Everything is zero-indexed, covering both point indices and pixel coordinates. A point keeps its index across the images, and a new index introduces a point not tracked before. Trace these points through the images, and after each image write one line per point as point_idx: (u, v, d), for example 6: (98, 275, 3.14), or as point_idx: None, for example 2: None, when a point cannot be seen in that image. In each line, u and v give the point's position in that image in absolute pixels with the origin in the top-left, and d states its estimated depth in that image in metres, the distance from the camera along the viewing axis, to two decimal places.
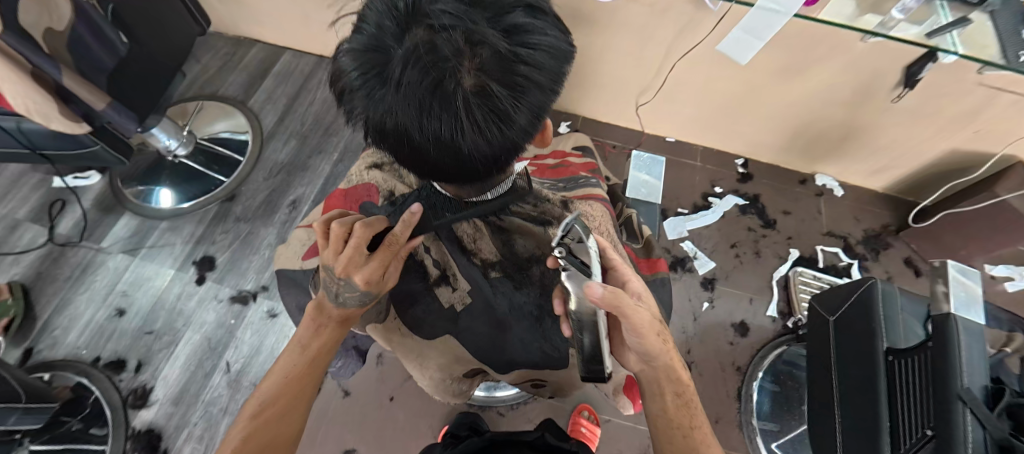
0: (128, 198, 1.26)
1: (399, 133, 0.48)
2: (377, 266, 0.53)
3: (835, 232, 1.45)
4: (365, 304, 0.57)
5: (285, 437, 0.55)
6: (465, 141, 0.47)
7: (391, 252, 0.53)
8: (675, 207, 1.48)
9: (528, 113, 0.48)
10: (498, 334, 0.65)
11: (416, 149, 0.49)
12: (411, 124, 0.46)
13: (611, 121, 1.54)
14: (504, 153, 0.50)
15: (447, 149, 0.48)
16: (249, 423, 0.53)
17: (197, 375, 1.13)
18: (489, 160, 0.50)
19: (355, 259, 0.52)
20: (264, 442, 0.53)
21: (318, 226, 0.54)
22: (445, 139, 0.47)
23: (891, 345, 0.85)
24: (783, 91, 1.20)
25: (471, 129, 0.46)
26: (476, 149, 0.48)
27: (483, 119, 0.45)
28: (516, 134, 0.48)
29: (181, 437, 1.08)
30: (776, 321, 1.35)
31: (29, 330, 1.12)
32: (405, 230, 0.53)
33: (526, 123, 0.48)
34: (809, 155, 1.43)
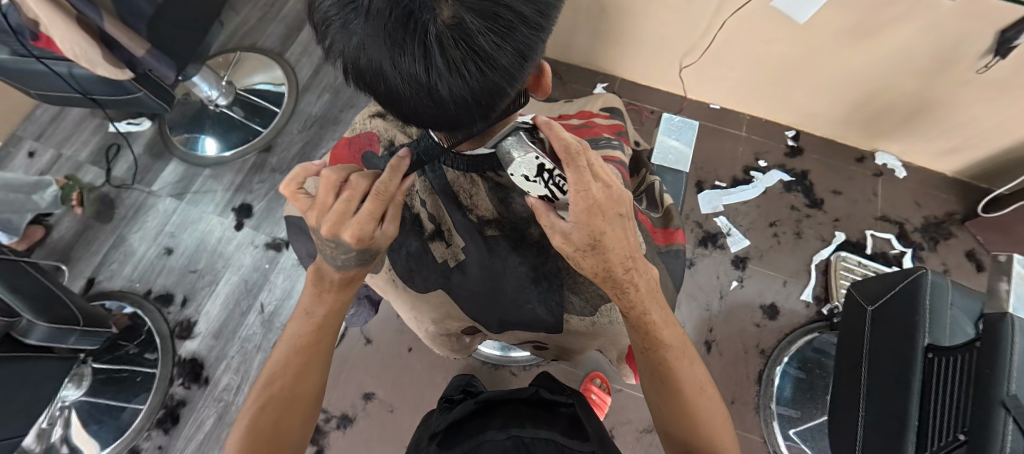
0: (175, 145, 1.34)
1: (372, 72, 0.44)
2: (365, 218, 0.49)
3: (889, 216, 1.33)
4: (365, 264, 0.55)
5: (303, 399, 0.58)
6: (441, 83, 0.42)
7: (382, 201, 0.49)
8: (712, 179, 1.40)
9: (512, 54, 0.43)
10: (493, 299, 0.65)
11: (390, 90, 0.45)
12: (383, 61, 0.42)
13: (651, 84, 1.46)
14: (487, 100, 0.45)
15: (422, 92, 0.43)
16: (262, 392, 0.56)
17: (235, 313, 1.22)
18: (471, 108, 0.46)
19: (342, 215, 0.49)
20: (281, 407, 0.56)
21: (284, 192, 0.53)
22: (418, 81, 0.42)
23: (935, 342, 0.81)
24: (849, 54, 1.07)
25: (445, 70, 0.41)
26: (454, 92, 0.43)
27: (459, 59, 0.41)
28: (499, 77, 0.43)
29: (221, 368, 1.18)
30: (810, 306, 1.27)
31: (91, 262, 1.24)
32: (393, 177, 0.49)
33: (510, 65, 0.43)
34: (871, 130, 1.30)
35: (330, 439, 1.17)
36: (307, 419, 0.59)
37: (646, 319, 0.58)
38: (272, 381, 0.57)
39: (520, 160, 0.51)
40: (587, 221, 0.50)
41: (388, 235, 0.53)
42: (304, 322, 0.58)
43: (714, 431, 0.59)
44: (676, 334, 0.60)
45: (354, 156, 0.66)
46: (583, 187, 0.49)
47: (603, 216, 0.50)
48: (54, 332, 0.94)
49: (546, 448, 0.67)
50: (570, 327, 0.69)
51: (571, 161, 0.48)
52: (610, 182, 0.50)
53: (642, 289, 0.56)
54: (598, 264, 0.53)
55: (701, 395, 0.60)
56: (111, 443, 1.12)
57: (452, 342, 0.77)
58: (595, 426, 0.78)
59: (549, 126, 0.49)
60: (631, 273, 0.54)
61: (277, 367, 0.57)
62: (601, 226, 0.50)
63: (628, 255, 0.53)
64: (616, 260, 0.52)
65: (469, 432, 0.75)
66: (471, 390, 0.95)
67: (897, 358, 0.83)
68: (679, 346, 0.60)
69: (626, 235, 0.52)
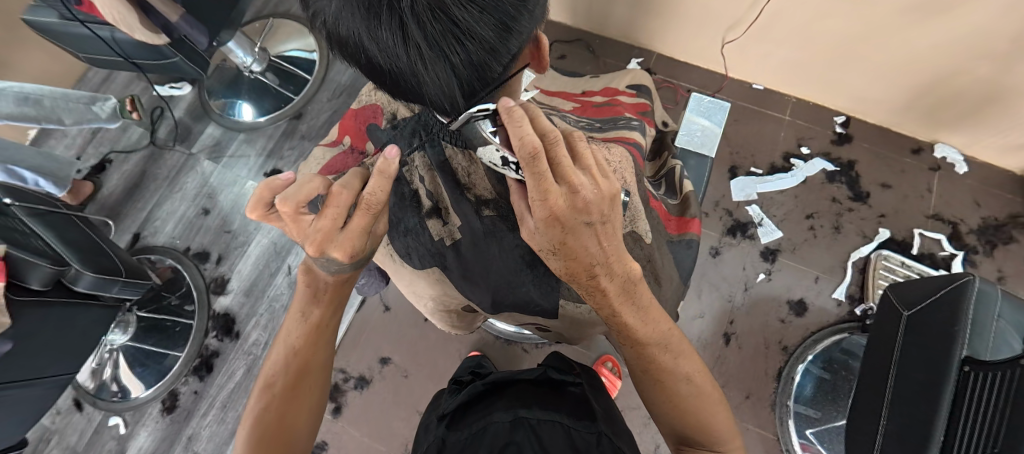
0: (213, 110, 1.39)
1: (355, 44, 0.44)
2: (354, 236, 0.49)
3: (942, 215, 1.23)
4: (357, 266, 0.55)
5: (307, 400, 0.59)
6: (421, 56, 0.42)
7: (372, 215, 0.49)
8: (748, 165, 1.33)
9: (493, 25, 0.42)
10: (493, 280, 0.65)
11: (374, 64, 0.45)
12: (363, 33, 0.42)
13: (690, 61, 1.38)
14: (469, 77, 0.44)
15: (401, 67, 0.43)
16: (265, 393, 0.58)
17: (265, 273, 1.29)
18: (453, 86, 0.45)
19: (329, 235, 0.49)
20: (284, 409, 0.57)
21: (253, 218, 0.51)
22: (396, 55, 0.42)
23: (973, 355, 0.74)
24: (917, 31, 0.96)
25: (421, 42, 0.41)
26: (436, 67, 0.43)
27: (434, 30, 0.40)
28: (479, 51, 0.42)
29: (251, 324, 1.25)
30: (842, 305, 1.21)
31: (137, 218, 1.33)
32: (381, 184, 0.48)
33: (490, 38, 0.42)
34: (931, 120, 1.18)
35: (347, 398, 1.23)
36: (314, 412, 0.60)
37: (615, 321, 0.56)
38: (269, 384, 0.58)
39: (484, 150, 0.49)
40: (546, 230, 0.48)
41: (378, 234, 0.55)
42: (303, 323, 0.58)
43: (707, 416, 0.59)
44: (656, 333, 0.57)
45: (360, 128, 0.67)
46: (538, 197, 0.46)
47: (563, 226, 0.48)
48: (99, 281, 0.99)
49: (553, 432, 0.65)
50: (566, 313, 0.69)
51: (529, 168, 0.44)
52: (575, 188, 0.46)
53: (613, 293, 0.53)
54: (563, 268, 0.51)
55: (683, 384, 0.59)
56: (154, 385, 1.22)
57: (453, 317, 0.78)
58: (603, 406, 0.74)
59: (511, 117, 0.44)
60: (596, 280, 0.52)
61: (274, 371, 0.58)
62: (561, 236, 0.48)
63: (591, 264, 0.50)
64: (582, 264, 0.50)
65: (476, 413, 0.74)
66: (478, 372, 0.93)
67: (929, 371, 0.76)
68: (658, 342, 0.58)
69: (594, 241, 0.49)
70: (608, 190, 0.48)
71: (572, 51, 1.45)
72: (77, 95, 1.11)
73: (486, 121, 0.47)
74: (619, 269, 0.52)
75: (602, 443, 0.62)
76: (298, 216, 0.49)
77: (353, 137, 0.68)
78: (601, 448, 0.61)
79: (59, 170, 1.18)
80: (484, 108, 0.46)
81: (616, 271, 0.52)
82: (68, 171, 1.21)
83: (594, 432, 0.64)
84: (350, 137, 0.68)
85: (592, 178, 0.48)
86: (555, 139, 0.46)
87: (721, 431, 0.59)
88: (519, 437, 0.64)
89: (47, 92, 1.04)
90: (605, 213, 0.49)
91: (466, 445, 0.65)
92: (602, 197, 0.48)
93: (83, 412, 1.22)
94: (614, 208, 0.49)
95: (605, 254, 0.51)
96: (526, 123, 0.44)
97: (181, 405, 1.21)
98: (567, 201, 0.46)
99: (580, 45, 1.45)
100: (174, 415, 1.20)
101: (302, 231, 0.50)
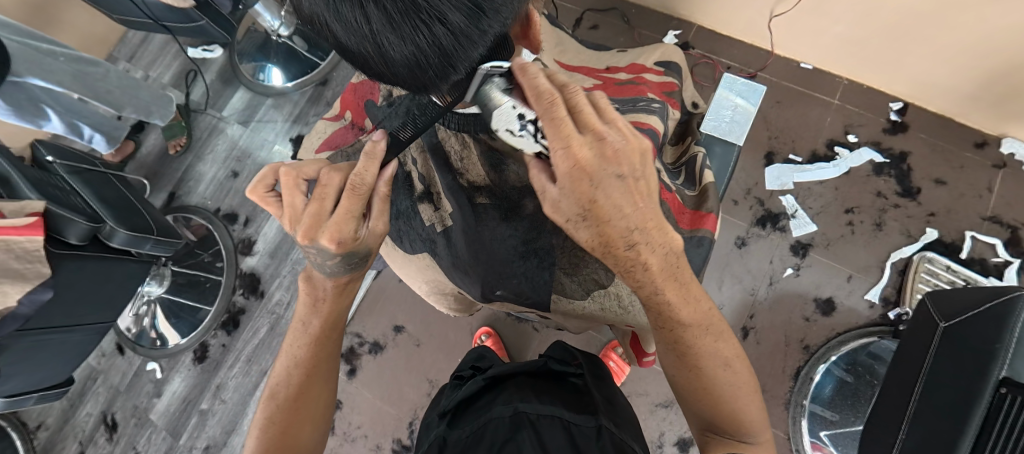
0: (244, 74, 1.41)
1: (320, 23, 0.43)
2: (342, 220, 0.52)
3: (1001, 218, 1.12)
4: (352, 267, 0.58)
5: (311, 415, 0.62)
6: (382, 38, 0.40)
7: (359, 196, 0.51)
8: (787, 151, 1.24)
9: (462, 7, 0.39)
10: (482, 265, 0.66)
11: (341, 44, 0.44)
12: (325, 14, 0.40)
13: (733, 35, 1.28)
14: (439, 63, 0.42)
15: (367, 47, 0.41)
16: (269, 405, 0.60)
17: (289, 236, 1.33)
18: (423, 70, 0.43)
19: (317, 218, 0.52)
20: (290, 421, 0.60)
21: (250, 197, 0.56)
22: (359, 33, 0.40)
23: (1012, 376, 0.66)
24: (995, 8, 0.84)
25: (383, 21, 0.39)
26: (398, 50, 0.41)
27: (395, 12, 0.38)
28: (446, 35, 0.40)
29: (274, 284, 1.31)
30: (874, 307, 1.13)
31: (172, 179, 1.41)
32: (369, 164, 0.50)
33: (460, 21, 0.39)
34: (1002, 110, 1.06)
35: (361, 362, 1.27)
36: (319, 428, 0.63)
37: (657, 300, 0.53)
38: (275, 393, 0.61)
39: (498, 114, 0.47)
40: (572, 188, 0.45)
41: (375, 233, 0.56)
42: (306, 335, 0.61)
43: (738, 404, 0.56)
44: (696, 313, 0.55)
45: (360, 104, 0.71)
46: (562, 145, 0.44)
47: (592, 180, 0.45)
48: (132, 238, 1.04)
49: (551, 428, 0.64)
50: (558, 308, 0.71)
51: (548, 113, 0.44)
52: (601, 134, 0.45)
53: (655, 269, 0.50)
54: (594, 237, 0.48)
55: (723, 369, 0.56)
56: (188, 335, 1.31)
57: (450, 297, 0.78)
58: (605, 395, 0.73)
59: (525, 71, 0.45)
60: (635, 250, 0.48)
61: (280, 380, 0.61)
62: (589, 193, 0.45)
63: (627, 229, 0.47)
64: (614, 235, 0.47)
65: (476, 409, 0.72)
66: (479, 365, 0.88)
67: (962, 388, 0.68)
68: (699, 322, 0.55)
69: (627, 198, 0.46)
70: (640, 143, 0.46)
71: (605, 21, 1.37)
72: (144, 98, 1.23)
73: (500, 79, 0.45)
74: (660, 236, 0.49)
75: (601, 437, 0.61)
76: (295, 191, 0.53)
77: (354, 112, 0.71)
78: (600, 443, 0.60)
79: (113, 130, 1.25)
80: (499, 66, 0.44)
81: (656, 241, 0.49)
82: (121, 131, 1.28)
83: (594, 426, 0.63)
84: (352, 111, 0.72)
85: (619, 130, 0.47)
86: (574, 90, 0.46)
87: (753, 423, 0.57)
88: (521, 435, 0.64)
89: (118, 87, 1.16)
90: (638, 168, 0.47)
91: (468, 445, 0.64)
92: (633, 149, 0.46)
93: (125, 356, 1.33)
94: (646, 164, 0.47)
95: (641, 218, 0.47)
96: (540, 74, 0.45)
97: (211, 356, 1.29)
98: (595, 150, 0.45)
99: (614, 15, 1.36)
100: (205, 365, 1.29)
101: (297, 211, 0.53)
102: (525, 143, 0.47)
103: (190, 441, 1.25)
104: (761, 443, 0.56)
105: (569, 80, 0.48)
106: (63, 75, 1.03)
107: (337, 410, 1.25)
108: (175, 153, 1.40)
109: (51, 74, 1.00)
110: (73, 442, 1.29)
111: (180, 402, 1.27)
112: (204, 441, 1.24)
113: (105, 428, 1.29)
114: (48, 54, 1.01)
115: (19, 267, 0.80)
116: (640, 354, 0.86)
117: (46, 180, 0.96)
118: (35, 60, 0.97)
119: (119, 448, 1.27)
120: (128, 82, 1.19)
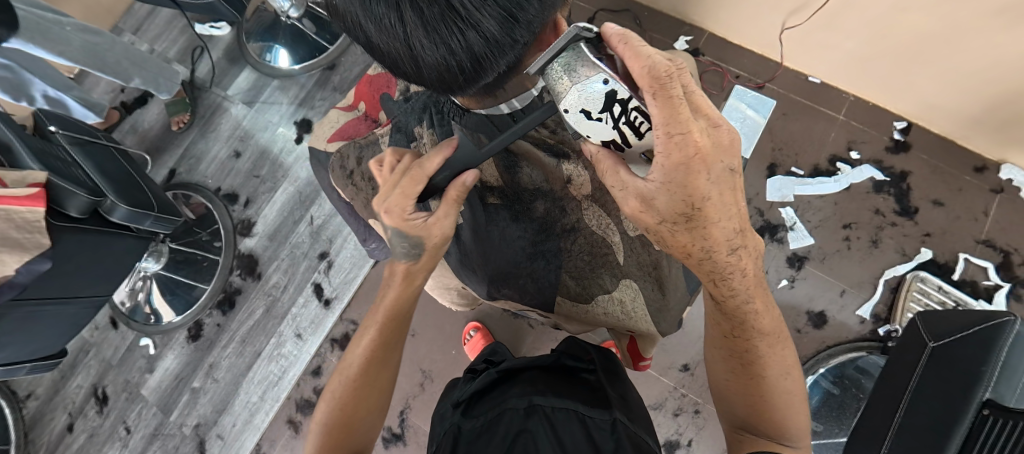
0: (251, 53, 1.40)
1: (354, 21, 0.45)
2: (399, 198, 0.58)
3: (995, 242, 1.14)
4: (411, 252, 0.63)
5: (370, 398, 0.64)
6: (414, 39, 0.42)
7: (414, 183, 0.57)
8: (790, 164, 1.25)
9: (497, 15, 0.41)
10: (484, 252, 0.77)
11: (372, 42, 0.46)
12: (360, 14, 0.43)
13: (744, 44, 1.28)
14: (468, 66, 0.45)
15: (399, 47, 0.44)
16: (336, 380, 0.64)
17: (289, 220, 1.32)
18: (453, 70, 0.45)
19: (385, 189, 0.60)
20: (353, 399, 0.63)
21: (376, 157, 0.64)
22: (392, 34, 0.43)
23: (996, 398, 0.67)
24: (1008, 36, 0.84)
25: (417, 24, 0.41)
26: (429, 53, 0.43)
27: (432, 16, 0.41)
28: (478, 40, 0.42)
29: (272, 266, 1.30)
30: (865, 323, 1.15)
31: (173, 155, 1.40)
32: (434, 155, 0.57)
33: (492, 28, 0.42)
34: (1004, 137, 1.07)
35: None
36: (375, 411, 0.65)
37: (745, 310, 0.55)
38: (344, 370, 0.65)
39: (583, 86, 0.46)
40: (686, 183, 0.45)
41: (429, 227, 0.60)
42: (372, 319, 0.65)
43: (790, 412, 0.57)
44: (775, 320, 0.57)
45: (374, 96, 0.83)
46: (680, 129, 0.43)
47: (708, 172, 0.45)
48: (132, 214, 1.03)
49: (566, 421, 0.61)
50: (563, 310, 0.79)
51: (666, 90, 0.43)
52: (716, 122, 0.46)
53: (752, 274, 0.53)
54: (697, 237, 0.49)
55: (785, 379, 0.57)
56: (182, 313, 1.30)
57: (452, 292, 0.87)
58: (619, 392, 0.69)
59: (630, 41, 0.44)
60: (737, 254, 0.51)
61: (348, 359, 0.65)
62: (703, 189, 0.45)
63: (734, 230, 0.50)
64: (721, 237, 0.49)
65: (491, 399, 0.69)
66: (493, 360, 0.86)
67: (942, 406, 0.70)
68: (776, 331, 0.57)
69: (734, 196, 0.48)
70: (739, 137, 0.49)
71: (617, 22, 1.37)
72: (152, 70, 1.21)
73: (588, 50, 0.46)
74: (754, 241, 0.53)
75: (616, 430, 0.58)
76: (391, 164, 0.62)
77: (368, 105, 0.84)
78: (615, 437, 0.57)
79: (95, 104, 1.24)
80: (587, 29, 0.47)
81: (751, 246, 0.52)
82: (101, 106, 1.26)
83: (609, 419, 0.60)
84: (365, 102, 0.84)
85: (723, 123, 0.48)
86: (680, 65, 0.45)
87: (797, 429, 0.57)
88: (533, 425, 0.61)
89: (122, 58, 1.13)
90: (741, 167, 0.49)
91: (480, 435, 0.61)
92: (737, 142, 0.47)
93: (118, 330, 1.33)
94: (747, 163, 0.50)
95: (742, 219, 0.50)
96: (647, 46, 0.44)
97: (205, 335, 1.30)
98: (711, 137, 0.45)
99: (627, 16, 1.36)
100: (198, 343, 1.29)
101: (384, 180, 0.62)
102: (599, 123, 0.48)
103: (181, 418, 1.26)
104: (801, 448, 0.57)
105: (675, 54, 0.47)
106: (69, 47, 1.01)
107: None
108: (178, 129, 1.40)
109: (64, 47, 0.99)
110: (62, 413, 1.30)
111: (173, 379, 1.28)
112: (195, 418, 1.25)
113: (95, 401, 1.29)
114: (55, 23, 0.99)
115: (18, 237, 0.79)
116: (636, 358, 0.87)
117: (48, 150, 0.95)
118: (40, 29, 0.94)
119: (109, 421, 1.28)
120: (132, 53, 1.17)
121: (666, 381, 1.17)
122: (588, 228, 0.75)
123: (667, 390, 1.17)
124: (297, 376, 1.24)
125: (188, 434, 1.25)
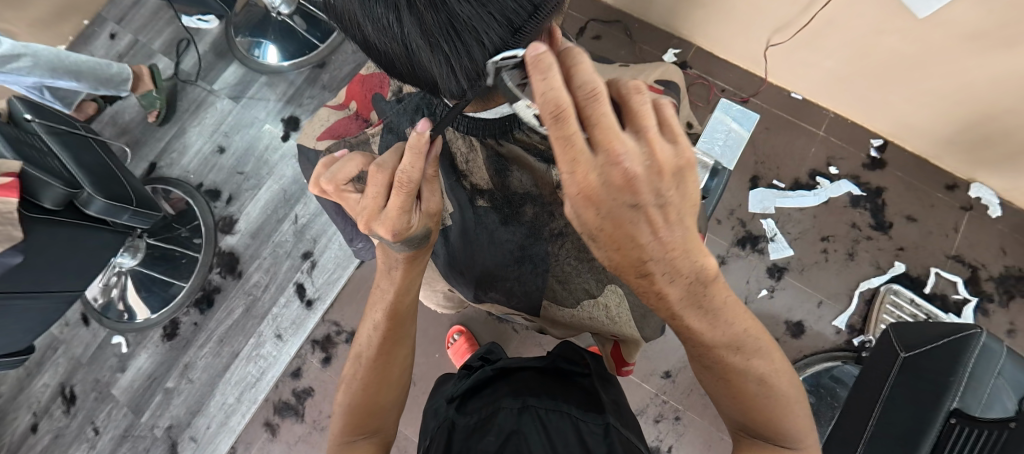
0: (239, 48, 1.38)
1: (355, 22, 0.47)
2: (395, 214, 0.55)
3: (964, 258, 1.18)
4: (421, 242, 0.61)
5: (386, 376, 0.65)
6: (414, 44, 0.44)
7: (404, 192, 0.54)
8: (771, 177, 1.28)
9: (499, 26, 0.43)
10: (472, 250, 0.78)
11: (371, 42, 0.48)
12: (360, 15, 0.45)
13: (730, 59, 1.31)
14: (467, 73, 0.46)
15: (398, 48, 0.46)
16: (354, 363, 0.66)
17: (272, 218, 1.30)
18: (454, 76, 0.46)
19: (374, 212, 0.57)
20: (371, 381, 0.64)
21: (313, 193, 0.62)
22: (391, 34, 0.45)
23: (963, 408, 0.70)
24: (977, 61, 0.88)
25: (417, 29, 0.43)
26: (428, 57, 0.45)
27: (433, 23, 0.42)
28: (479, 49, 0.44)
29: (254, 265, 1.28)
30: (840, 333, 1.19)
31: (154, 148, 1.37)
32: (414, 162, 0.52)
33: (494, 39, 0.43)
34: (974, 158, 1.12)
35: (338, 350, 1.22)
36: (396, 398, 0.66)
37: (678, 324, 0.51)
38: (361, 351, 0.66)
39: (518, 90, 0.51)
40: (580, 213, 0.44)
41: (427, 213, 0.59)
42: (382, 301, 0.65)
43: (779, 410, 0.55)
44: (725, 335, 0.52)
45: (366, 95, 0.83)
46: (567, 169, 0.42)
47: (599, 208, 0.42)
48: (109, 207, 1.00)
49: (558, 423, 0.61)
50: (550, 312, 0.81)
51: (553, 130, 0.41)
52: (615, 158, 0.40)
53: (674, 299, 0.47)
54: (607, 258, 0.46)
55: (757, 384, 0.54)
56: (158, 310, 1.27)
57: (438, 294, 0.89)
58: (612, 397, 0.70)
59: (538, 67, 0.41)
60: (648, 279, 0.46)
61: (363, 340, 0.66)
62: (595, 221, 0.43)
63: (640, 259, 0.44)
64: (625, 260, 0.45)
65: (482, 397, 0.69)
66: (489, 357, 0.85)
67: (912, 416, 0.72)
68: (728, 343, 0.52)
69: (640, 226, 0.43)
70: (665, 164, 0.41)
71: (607, 33, 1.39)
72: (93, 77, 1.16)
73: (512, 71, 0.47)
74: (687, 268, 0.45)
75: (610, 434, 0.59)
76: (342, 193, 0.60)
77: (359, 104, 0.83)
78: (609, 440, 0.58)
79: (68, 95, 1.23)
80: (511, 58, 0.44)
81: (679, 270, 0.45)
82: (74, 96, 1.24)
83: (603, 423, 0.60)
84: (357, 102, 0.84)
85: (647, 142, 0.42)
86: (595, 92, 0.41)
87: (794, 427, 0.55)
88: (524, 425, 0.60)
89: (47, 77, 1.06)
90: (664, 192, 0.42)
91: (478, 428, 0.61)
92: (646, 174, 0.41)
93: (89, 327, 1.28)
94: (677, 183, 0.42)
95: (666, 245, 0.43)
96: (552, 73, 0.41)
97: (181, 334, 1.26)
98: (604, 175, 0.41)
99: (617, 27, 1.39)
100: (174, 342, 1.26)
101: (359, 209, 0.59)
102: None
103: (153, 419, 1.22)
104: (804, 447, 0.56)
105: (592, 77, 0.42)
106: None
107: (308, 397, 1.20)
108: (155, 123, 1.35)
109: None
110: (27, 413, 1.25)
111: (145, 379, 1.25)
112: (167, 420, 1.22)
113: (62, 400, 1.25)
114: None
115: None
116: (620, 364, 0.88)
117: (23, 139, 0.92)
118: None
119: (76, 422, 1.23)
120: (64, 67, 1.07)
121: (647, 387, 1.18)
122: (575, 233, 0.76)
123: (648, 396, 1.18)
124: (275, 377, 1.22)
125: (159, 435, 1.21)
